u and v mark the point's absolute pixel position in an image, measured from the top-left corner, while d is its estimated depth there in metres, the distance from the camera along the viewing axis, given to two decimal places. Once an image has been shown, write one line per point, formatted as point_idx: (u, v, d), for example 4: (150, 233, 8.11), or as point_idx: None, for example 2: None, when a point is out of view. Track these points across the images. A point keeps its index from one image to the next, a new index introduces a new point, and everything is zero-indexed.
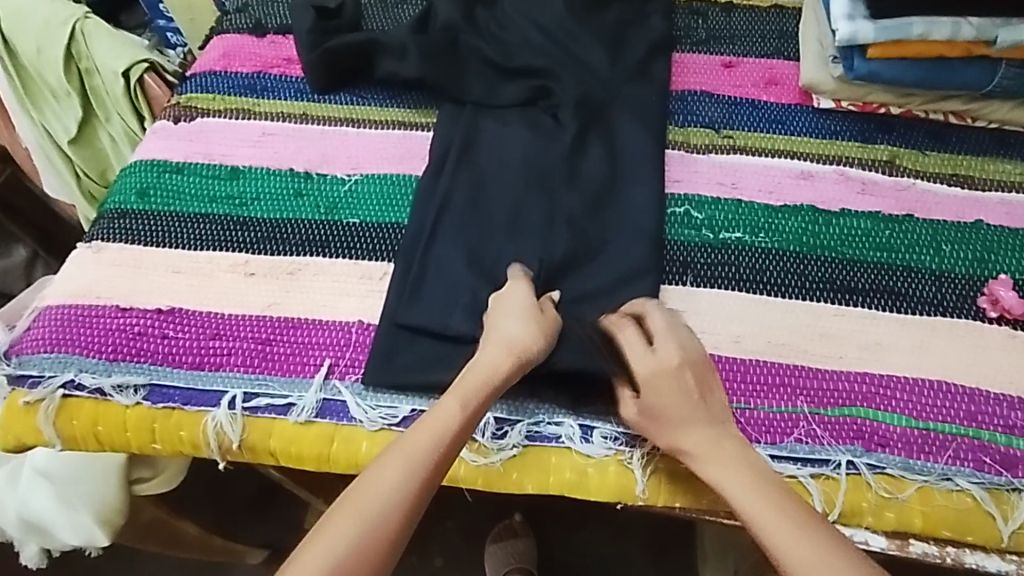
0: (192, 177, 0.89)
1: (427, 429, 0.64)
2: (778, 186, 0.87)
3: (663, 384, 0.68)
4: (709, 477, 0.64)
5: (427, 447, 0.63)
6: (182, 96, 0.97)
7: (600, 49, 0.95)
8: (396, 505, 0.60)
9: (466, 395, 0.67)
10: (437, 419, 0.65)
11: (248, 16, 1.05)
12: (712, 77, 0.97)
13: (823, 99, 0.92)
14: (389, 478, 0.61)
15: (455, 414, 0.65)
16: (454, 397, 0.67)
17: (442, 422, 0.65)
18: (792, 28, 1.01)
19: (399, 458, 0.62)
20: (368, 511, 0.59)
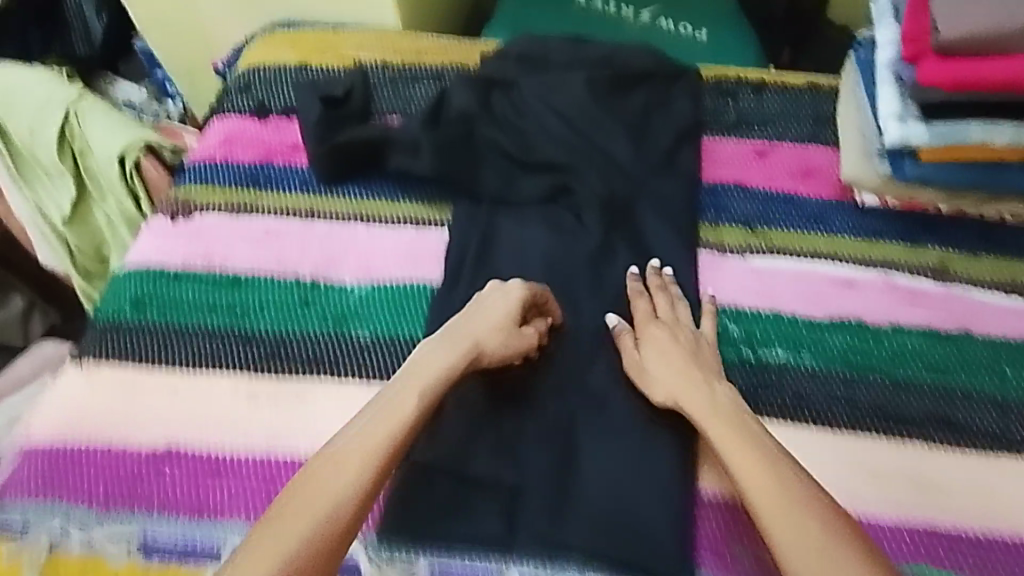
0: (190, 285, 0.83)
1: (375, 420, 0.65)
2: (821, 295, 0.81)
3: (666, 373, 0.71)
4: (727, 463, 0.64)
5: (372, 440, 0.64)
6: (181, 187, 0.91)
7: (625, 140, 0.88)
8: (345, 493, 0.61)
9: (422, 389, 0.68)
10: (390, 409, 0.66)
11: (252, 97, 0.99)
12: (743, 167, 0.91)
13: (866, 195, 0.85)
14: (337, 466, 0.63)
15: (409, 410, 0.66)
16: (407, 389, 0.67)
17: (392, 415, 0.66)
18: (827, 111, 0.95)
19: (348, 451, 0.63)
20: (318, 505, 0.60)
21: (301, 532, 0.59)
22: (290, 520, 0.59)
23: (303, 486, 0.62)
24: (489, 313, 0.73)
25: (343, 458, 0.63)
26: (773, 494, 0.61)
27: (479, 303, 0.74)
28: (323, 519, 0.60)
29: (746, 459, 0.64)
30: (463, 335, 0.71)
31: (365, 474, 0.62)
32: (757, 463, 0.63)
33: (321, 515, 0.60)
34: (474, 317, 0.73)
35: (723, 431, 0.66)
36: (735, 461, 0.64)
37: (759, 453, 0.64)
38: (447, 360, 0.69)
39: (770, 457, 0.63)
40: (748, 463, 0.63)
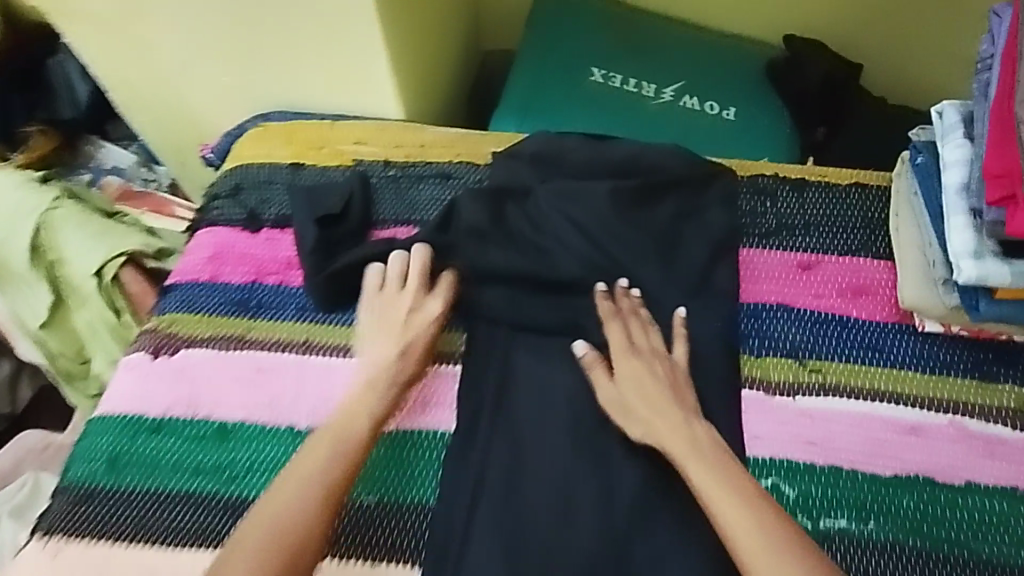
0: (173, 439, 0.74)
1: (331, 445, 0.68)
2: (882, 446, 0.71)
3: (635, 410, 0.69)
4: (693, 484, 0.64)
5: (326, 460, 0.67)
6: (163, 315, 0.82)
7: (654, 259, 0.80)
8: (303, 511, 0.63)
9: (372, 410, 0.71)
10: (336, 435, 0.69)
11: (240, 203, 0.90)
12: (788, 283, 0.82)
13: (929, 322, 0.76)
14: (294, 489, 0.65)
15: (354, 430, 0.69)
16: (359, 408, 0.71)
17: (345, 437, 0.69)
18: (879, 214, 0.85)
19: (299, 474, 0.66)
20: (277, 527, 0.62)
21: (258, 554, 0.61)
22: (253, 546, 0.61)
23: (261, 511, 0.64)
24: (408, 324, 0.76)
25: (298, 480, 0.65)
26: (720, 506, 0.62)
27: (410, 320, 0.76)
28: (277, 539, 0.62)
29: (697, 470, 0.64)
30: (389, 348, 0.74)
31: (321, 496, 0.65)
32: (703, 473, 0.64)
33: (280, 537, 0.62)
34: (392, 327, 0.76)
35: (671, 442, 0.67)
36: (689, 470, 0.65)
37: (703, 460, 0.65)
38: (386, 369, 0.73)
39: (712, 466, 0.64)
40: (699, 474, 0.64)
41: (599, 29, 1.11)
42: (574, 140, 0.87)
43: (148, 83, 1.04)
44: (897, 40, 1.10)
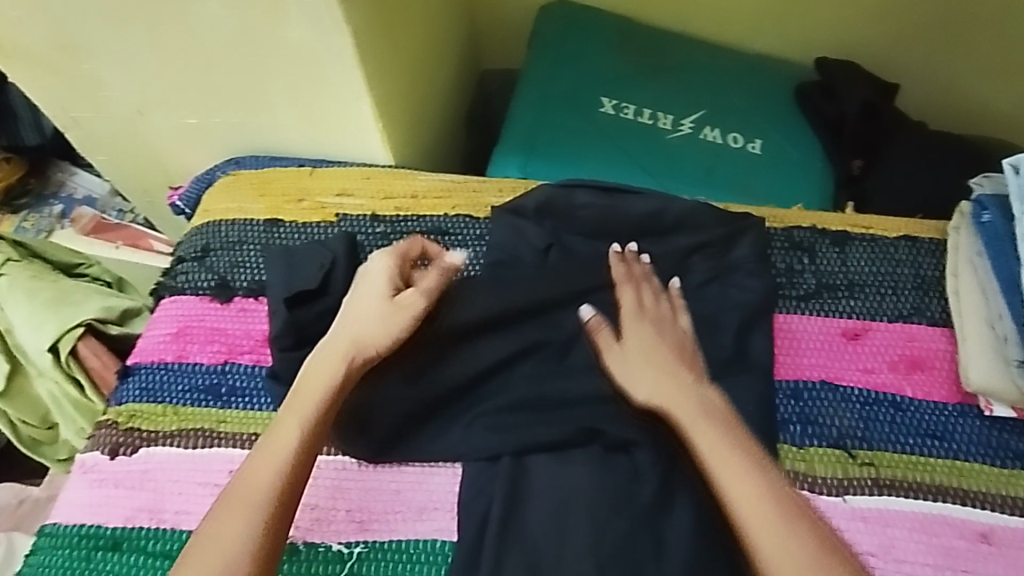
0: (133, 557, 0.65)
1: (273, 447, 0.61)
2: (952, 556, 0.62)
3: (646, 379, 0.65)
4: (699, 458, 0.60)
5: (274, 461, 0.60)
6: (122, 406, 0.72)
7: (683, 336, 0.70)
8: (256, 518, 0.58)
9: (305, 414, 0.63)
10: (303, 403, 0.63)
11: (209, 267, 0.80)
12: (832, 357, 0.72)
13: (998, 405, 0.67)
14: (247, 492, 0.59)
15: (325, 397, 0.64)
16: (289, 414, 0.63)
17: (282, 442, 0.62)
18: (930, 273, 0.75)
19: (268, 455, 0.61)
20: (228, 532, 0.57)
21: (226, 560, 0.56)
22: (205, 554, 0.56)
23: (211, 525, 0.58)
24: (374, 310, 0.68)
25: (248, 484, 0.59)
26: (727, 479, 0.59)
27: (368, 285, 0.69)
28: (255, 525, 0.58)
29: (707, 443, 0.61)
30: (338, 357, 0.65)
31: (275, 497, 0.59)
32: (707, 443, 0.60)
33: (241, 547, 0.56)
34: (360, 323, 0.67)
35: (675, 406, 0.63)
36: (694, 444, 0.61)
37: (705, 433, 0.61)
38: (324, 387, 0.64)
39: (716, 435, 0.61)
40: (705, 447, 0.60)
41: (609, 51, 1.00)
42: (587, 194, 0.77)
43: (107, 124, 0.93)
44: (940, 53, 0.99)
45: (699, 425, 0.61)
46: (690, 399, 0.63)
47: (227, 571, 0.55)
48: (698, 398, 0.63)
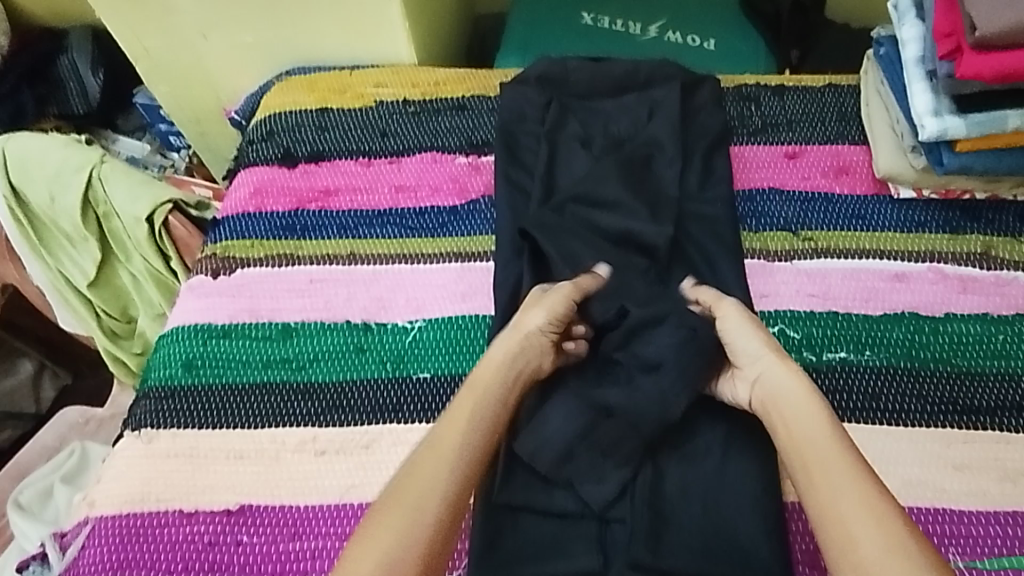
0: (241, 341, 0.82)
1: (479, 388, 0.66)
2: (874, 292, 0.81)
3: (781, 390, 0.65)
4: (816, 473, 0.58)
5: (437, 468, 0.60)
6: (217, 244, 0.90)
7: (671, 162, 0.88)
8: (420, 517, 0.57)
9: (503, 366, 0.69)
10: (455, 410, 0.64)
11: (275, 144, 0.99)
12: (778, 170, 0.91)
13: (903, 188, 0.87)
14: (408, 495, 0.58)
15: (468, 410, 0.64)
16: (445, 423, 0.64)
17: (444, 450, 0.61)
18: (851, 107, 0.95)
19: (424, 465, 0.60)
20: (425, 489, 0.59)
21: (396, 540, 0.56)
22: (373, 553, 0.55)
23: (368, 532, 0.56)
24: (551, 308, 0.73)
25: (409, 484, 0.59)
26: (850, 519, 0.55)
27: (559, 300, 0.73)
28: (420, 521, 0.57)
29: (821, 463, 0.59)
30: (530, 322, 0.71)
31: (459, 492, 0.60)
32: (835, 477, 0.57)
33: (405, 542, 0.56)
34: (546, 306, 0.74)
35: (796, 428, 0.62)
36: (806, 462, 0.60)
37: (826, 458, 0.59)
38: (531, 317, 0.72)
39: (836, 461, 0.58)
40: (831, 483, 0.57)
41: None
42: (576, 63, 0.97)
43: (172, 51, 1.12)
44: None
45: (812, 419, 0.62)
46: (808, 414, 0.62)
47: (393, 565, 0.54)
48: (817, 424, 0.61)
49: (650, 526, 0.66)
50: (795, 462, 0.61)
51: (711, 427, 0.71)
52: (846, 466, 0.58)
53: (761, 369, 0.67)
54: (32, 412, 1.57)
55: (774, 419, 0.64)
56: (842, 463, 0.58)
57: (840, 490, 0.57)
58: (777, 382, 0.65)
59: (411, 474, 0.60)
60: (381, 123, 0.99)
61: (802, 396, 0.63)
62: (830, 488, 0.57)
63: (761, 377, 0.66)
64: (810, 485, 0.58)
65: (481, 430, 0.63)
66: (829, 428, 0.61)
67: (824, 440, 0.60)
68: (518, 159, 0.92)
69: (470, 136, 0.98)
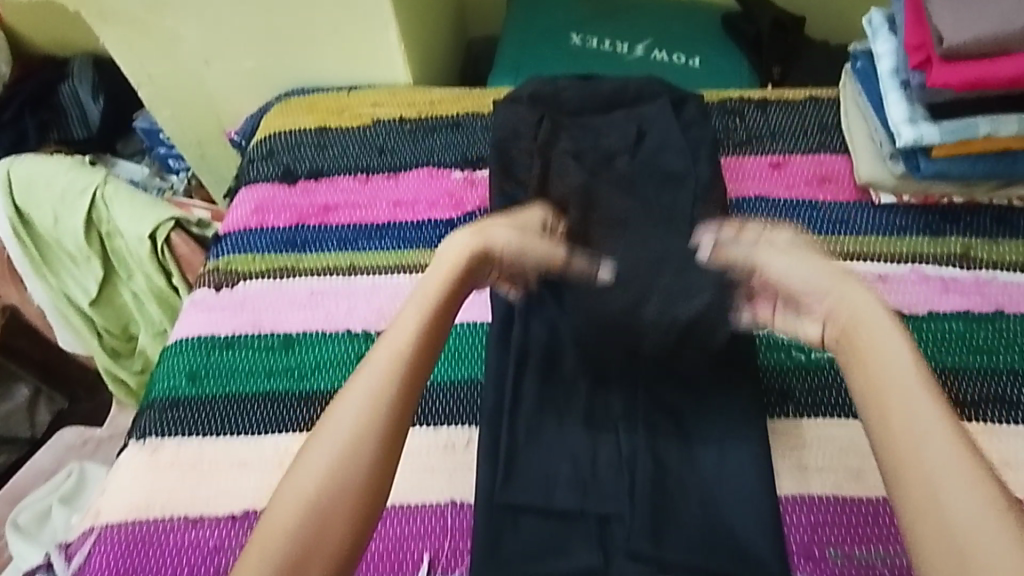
0: (244, 352, 0.83)
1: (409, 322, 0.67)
2: None
3: (859, 321, 0.65)
4: (899, 407, 0.59)
5: (369, 400, 0.62)
6: (219, 259, 0.92)
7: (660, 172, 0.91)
8: (354, 447, 0.60)
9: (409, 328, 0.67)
10: (389, 342, 0.66)
11: (275, 163, 1.01)
12: (763, 180, 0.94)
13: (884, 194, 0.90)
14: (333, 424, 0.61)
15: (405, 338, 0.66)
16: (379, 351, 0.65)
17: (379, 378, 0.63)
18: (832, 119, 0.99)
19: (358, 398, 0.62)
20: (350, 421, 0.61)
21: (322, 475, 0.58)
22: (297, 490, 0.58)
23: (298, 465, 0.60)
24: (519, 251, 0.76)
25: (340, 416, 0.61)
26: (931, 451, 0.56)
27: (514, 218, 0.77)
28: (349, 453, 0.60)
29: (901, 394, 0.60)
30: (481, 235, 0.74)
31: (389, 434, 0.61)
32: (918, 410, 0.59)
33: (338, 475, 0.59)
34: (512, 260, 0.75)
35: (872, 358, 0.63)
36: (884, 393, 0.61)
37: (909, 389, 0.60)
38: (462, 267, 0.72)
39: (918, 393, 0.60)
40: (910, 414, 0.59)
41: (574, 3, 1.27)
42: (567, 81, 1.01)
43: (174, 74, 1.15)
44: None
45: (889, 352, 0.63)
46: (891, 343, 0.63)
47: (318, 500, 0.58)
48: (894, 354, 0.62)
49: (650, 523, 0.67)
50: (869, 395, 0.62)
51: (707, 426, 0.73)
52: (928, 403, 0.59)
53: (864, 356, 0.64)
54: (27, 437, 1.56)
55: (854, 350, 0.65)
56: (924, 399, 0.59)
57: (920, 423, 0.58)
58: (862, 311, 0.66)
59: (341, 405, 0.62)
60: (379, 141, 1.02)
61: (885, 328, 0.64)
62: (909, 423, 0.58)
63: (841, 306, 0.67)
64: (892, 413, 0.59)
65: (413, 363, 0.64)
66: (911, 367, 0.62)
67: (907, 375, 0.61)
68: (513, 172, 0.94)
69: (466, 152, 1.01)
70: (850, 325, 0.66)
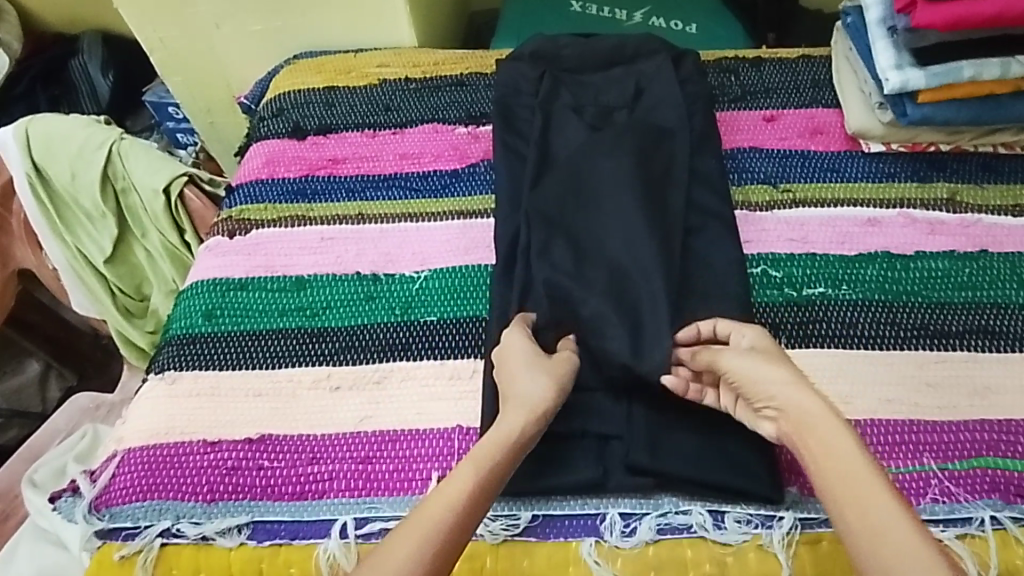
0: (257, 293, 0.87)
1: (465, 473, 0.63)
2: (848, 235, 0.87)
3: (796, 412, 0.64)
4: (851, 508, 0.58)
5: (423, 542, 0.58)
6: (232, 209, 0.96)
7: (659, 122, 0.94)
8: None
9: (455, 502, 0.61)
10: (447, 493, 0.62)
11: (285, 119, 1.05)
12: (758, 132, 0.97)
13: (872, 144, 0.93)
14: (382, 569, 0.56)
15: (463, 485, 0.62)
16: (437, 502, 0.61)
17: (433, 523, 0.59)
18: (824, 75, 1.02)
19: (406, 544, 0.58)
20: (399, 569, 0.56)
21: None
22: None
23: None
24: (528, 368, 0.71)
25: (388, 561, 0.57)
26: (890, 547, 0.55)
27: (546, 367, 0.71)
28: None
29: (851, 488, 0.58)
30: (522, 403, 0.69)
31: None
32: (872, 503, 0.57)
33: None
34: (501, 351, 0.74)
35: (815, 445, 0.62)
36: (832, 486, 0.59)
37: (858, 484, 0.58)
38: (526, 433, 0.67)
39: (870, 489, 0.58)
40: (864, 509, 0.57)
41: None
42: (567, 40, 1.04)
43: (186, 40, 1.18)
44: None
45: (836, 438, 0.61)
46: (836, 436, 0.62)
47: None
48: (838, 441, 0.61)
49: (648, 442, 0.71)
50: (823, 491, 0.60)
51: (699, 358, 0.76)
52: (883, 499, 0.57)
53: (812, 448, 0.62)
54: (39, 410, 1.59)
55: (801, 444, 0.63)
56: (880, 495, 0.58)
57: (879, 521, 0.56)
58: (792, 399, 0.65)
59: (385, 553, 0.57)
60: (385, 99, 1.06)
61: (826, 415, 0.63)
62: (867, 521, 0.57)
63: (785, 401, 0.65)
64: (847, 507, 0.58)
65: (470, 513, 0.61)
66: (860, 459, 0.60)
67: (857, 470, 0.59)
68: (515, 124, 0.97)
69: (469, 108, 1.04)
70: (785, 413, 0.65)
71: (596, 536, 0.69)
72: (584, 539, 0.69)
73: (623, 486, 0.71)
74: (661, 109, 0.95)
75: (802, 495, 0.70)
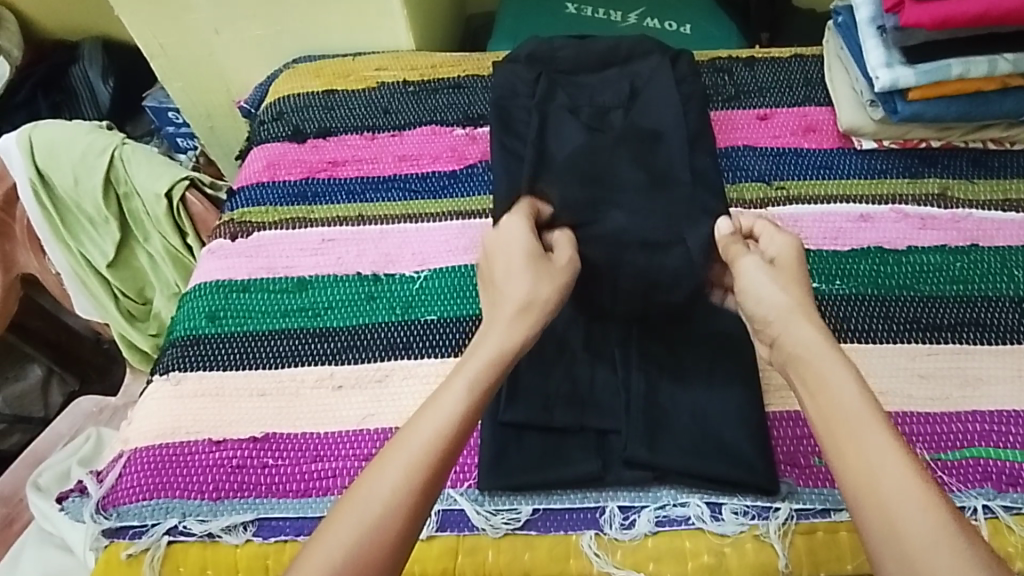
0: (259, 294, 0.88)
1: (453, 392, 0.64)
2: (841, 230, 0.88)
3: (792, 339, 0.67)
4: (850, 439, 0.59)
5: (407, 458, 0.59)
6: (234, 212, 0.97)
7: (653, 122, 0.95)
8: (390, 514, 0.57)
9: (441, 418, 0.62)
10: (442, 399, 0.63)
11: (285, 123, 1.06)
12: (751, 130, 0.98)
13: (865, 140, 0.94)
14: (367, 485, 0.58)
15: (459, 401, 0.63)
16: (420, 419, 0.62)
17: (417, 438, 0.61)
18: (816, 74, 1.03)
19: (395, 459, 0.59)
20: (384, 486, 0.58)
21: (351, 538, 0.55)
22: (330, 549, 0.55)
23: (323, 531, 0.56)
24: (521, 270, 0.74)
25: (372, 478, 0.58)
26: (887, 480, 0.56)
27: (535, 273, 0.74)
28: (375, 520, 0.56)
29: (853, 420, 0.60)
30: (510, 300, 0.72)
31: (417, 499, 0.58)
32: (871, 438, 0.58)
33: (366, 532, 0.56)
34: (511, 240, 0.77)
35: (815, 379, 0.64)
36: (834, 418, 0.61)
37: (855, 414, 0.60)
38: (521, 327, 0.70)
39: (868, 419, 0.60)
40: (862, 442, 0.58)
41: None
42: (562, 42, 1.05)
43: (185, 46, 1.20)
44: None
45: (835, 371, 0.63)
46: (840, 372, 0.63)
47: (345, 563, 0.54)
48: (840, 376, 0.63)
49: (645, 436, 0.72)
50: (819, 423, 0.62)
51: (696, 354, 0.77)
52: (883, 436, 0.59)
53: (811, 386, 0.64)
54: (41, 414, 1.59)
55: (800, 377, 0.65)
56: (880, 433, 0.59)
57: (880, 452, 0.58)
58: (797, 334, 0.67)
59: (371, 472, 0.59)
60: (384, 102, 1.07)
61: (826, 347, 0.65)
62: (865, 453, 0.58)
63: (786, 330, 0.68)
64: (845, 440, 0.59)
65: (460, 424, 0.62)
66: (861, 395, 0.61)
67: (856, 402, 0.61)
68: (512, 124, 0.98)
69: (467, 110, 1.05)
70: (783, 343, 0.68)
71: (595, 528, 0.71)
72: (583, 532, 0.71)
73: (622, 480, 0.72)
74: (656, 109, 0.96)
75: (796, 485, 0.72)
